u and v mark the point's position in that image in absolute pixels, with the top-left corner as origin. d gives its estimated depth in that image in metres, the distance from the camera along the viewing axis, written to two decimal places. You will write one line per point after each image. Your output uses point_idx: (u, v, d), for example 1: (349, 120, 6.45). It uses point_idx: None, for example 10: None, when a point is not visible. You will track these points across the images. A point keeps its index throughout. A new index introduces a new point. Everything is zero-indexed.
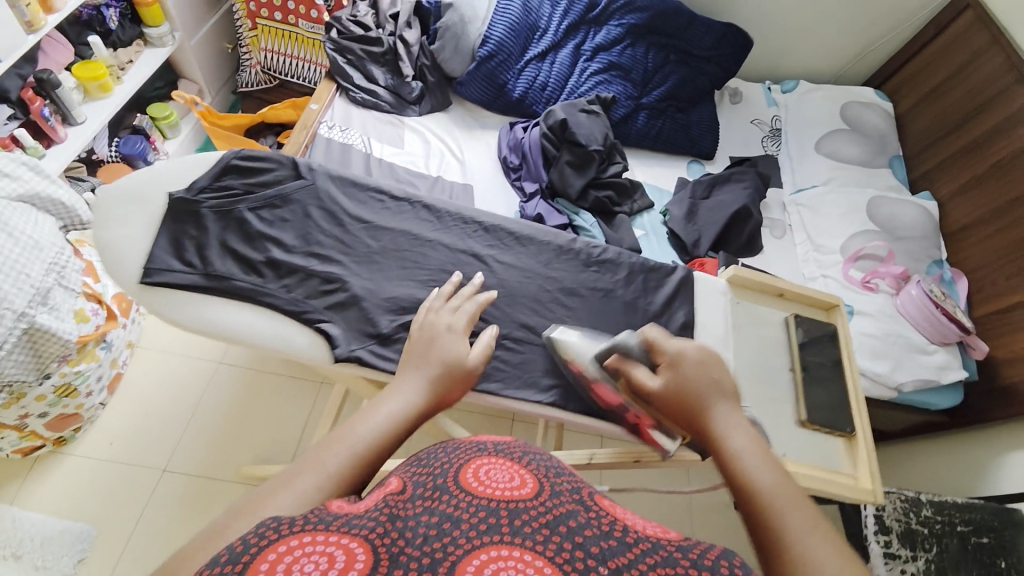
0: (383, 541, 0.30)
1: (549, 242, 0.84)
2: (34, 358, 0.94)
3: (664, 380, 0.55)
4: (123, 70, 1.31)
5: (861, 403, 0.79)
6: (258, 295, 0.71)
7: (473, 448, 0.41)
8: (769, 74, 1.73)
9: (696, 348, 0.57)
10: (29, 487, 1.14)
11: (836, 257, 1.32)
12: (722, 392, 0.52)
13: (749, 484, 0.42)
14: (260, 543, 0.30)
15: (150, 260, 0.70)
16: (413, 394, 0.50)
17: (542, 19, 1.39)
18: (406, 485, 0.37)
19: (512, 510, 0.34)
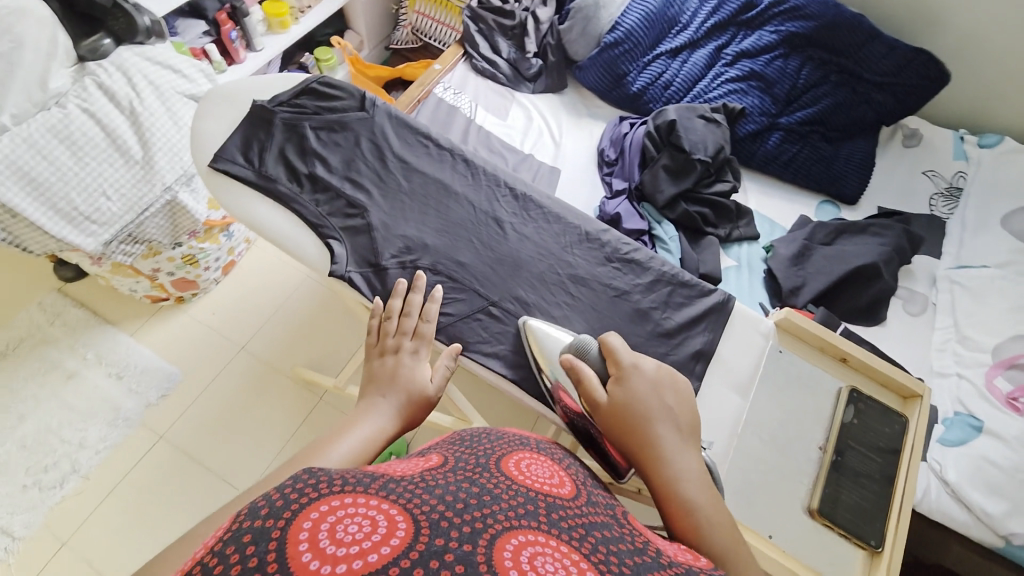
0: (421, 510, 0.30)
1: (575, 226, 0.80)
2: (171, 226, 1.15)
3: (615, 408, 0.53)
4: (302, 13, 1.53)
5: (902, 518, 0.67)
6: (292, 201, 0.76)
7: (514, 443, 0.46)
8: (968, 120, 1.40)
9: (645, 370, 0.57)
10: (148, 326, 1.41)
11: (981, 357, 1.04)
12: (672, 420, 0.52)
13: (709, 538, 0.44)
14: (299, 501, 0.30)
15: (220, 149, 0.77)
16: (369, 425, 0.50)
17: (684, 14, 1.30)
18: (446, 464, 0.39)
19: (548, 504, 0.35)
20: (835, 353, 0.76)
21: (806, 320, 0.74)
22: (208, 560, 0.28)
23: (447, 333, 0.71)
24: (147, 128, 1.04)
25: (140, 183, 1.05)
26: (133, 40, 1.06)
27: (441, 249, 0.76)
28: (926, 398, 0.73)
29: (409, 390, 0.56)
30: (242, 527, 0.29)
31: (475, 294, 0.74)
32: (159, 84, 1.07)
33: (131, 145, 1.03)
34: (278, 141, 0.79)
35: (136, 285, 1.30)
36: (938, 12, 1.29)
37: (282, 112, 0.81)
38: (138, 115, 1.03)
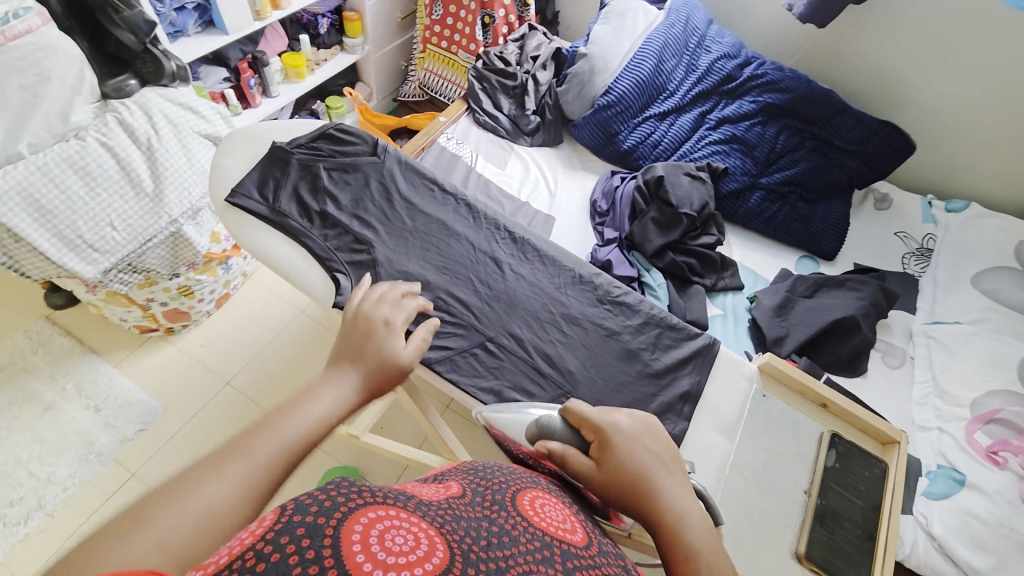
0: (453, 538, 0.31)
1: (570, 269, 0.84)
2: (172, 258, 1.17)
3: (604, 476, 0.51)
4: (318, 65, 1.65)
5: (888, 564, 0.75)
6: (302, 235, 0.79)
7: (527, 481, 0.46)
8: (934, 187, 1.51)
9: (623, 426, 0.56)
10: (133, 358, 1.39)
11: (960, 411, 1.06)
12: (663, 467, 0.53)
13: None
14: (346, 503, 0.30)
15: (238, 186, 0.81)
16: (338, 392, 0.47)
17: (671, 82, 1.40)
18: (466, 493, 0.39)
19: (565, 552, 0.35)
20: (816, 400, 0.87)
21: (784, 364, 0.82)
22: (257, 550, 0.27)
23: (439, 358, 0.73)
24: (161, 163, 1.09)
25: (147, 214, 1.08)
26: (159, 82, 1.13)
27: (442, 285, 0.79)
28: (902, 445, 0.84)
29: (387, 358, 0.54)
30: (293, 519, 0.28)
31: (473, 329, 0.76)
32: (177, 124, 1.12)
33: (143, 178, 1.07)
34: (292, 180, 0.83)
35: (127, 315, 1.30)
36: (899, 91, 1.43)
37: (299, 153, 0.85)
38: (153, 150, 1.08)
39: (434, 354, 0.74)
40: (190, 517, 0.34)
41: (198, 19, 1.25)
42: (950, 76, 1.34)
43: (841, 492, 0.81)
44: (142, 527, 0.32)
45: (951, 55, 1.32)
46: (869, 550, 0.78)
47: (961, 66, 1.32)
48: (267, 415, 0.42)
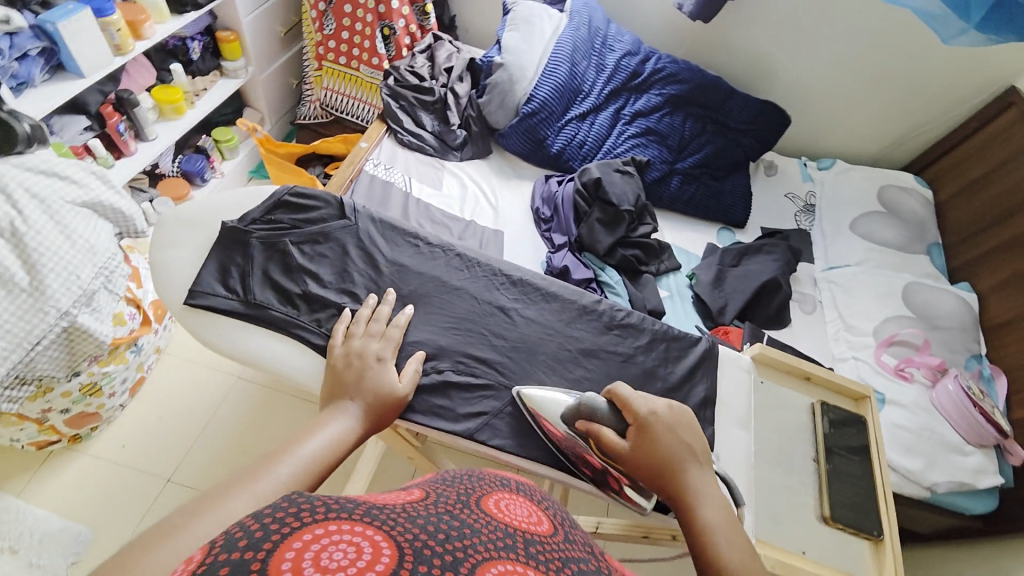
0: (406, 535, 0.28)
1: (573, 302, 0.89)
2: (68, 355, 0.98)
3: (638, 453, 0.62)
4: (197, 96, 1.46)
5: (890, 501, 0.82)
6: (291, 325, 0.79)
7: (496, 483, 0.41)
8: (806, 150, 1.76)
9: (662, 414, 0.65)
10: (39, 480, 1.16)
11: (867, 340, 1.27)
12: (691, 458, 0.61)
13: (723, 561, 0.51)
14: (279, 528, 0.26)
15: (198, 283, 0.79)
16: (339, 427, 0.56)
17: (585, 83, 1.46)
18: (428, 496, 0.35)
19: (526, 539, 0.33)
20: (800, 374, 0.92)
21: (777, 351, 0.90)
22: None
23: (478, 428, 0.76)
24: (33, 249, 0.88)
25: (29, 313, 0.87)
26: (10, 150, 0.91)
27: (460, 349, 0.81)
28: (873, 398, 0.91)
29: (379, 392, 0.63)
30: (217, 559, 0.25)
31: (502, 385, 0.80)
32: (45, 197, 0.91)
33: (14, 272, 0.86)
34: (258, 263, 0.82)
35: (17, 433, 1.07)
36: (769, 72, 1.63)
37: (258, 231, 0.84)
38: (20, 236, 0.87)
39: (471, 423, 0.77)
40: (212, 532, 0.39)
41: (45, 65, 1.09)
42: (806, 56, 1.56)
43: (844, 453, 0.85)
44: (167, 543, 0.37)
45: (805, 38, 1.53)
46: (875, 504, 0.83)
47: (813, 47, 1.54)
48: (275, 450, 0.50)
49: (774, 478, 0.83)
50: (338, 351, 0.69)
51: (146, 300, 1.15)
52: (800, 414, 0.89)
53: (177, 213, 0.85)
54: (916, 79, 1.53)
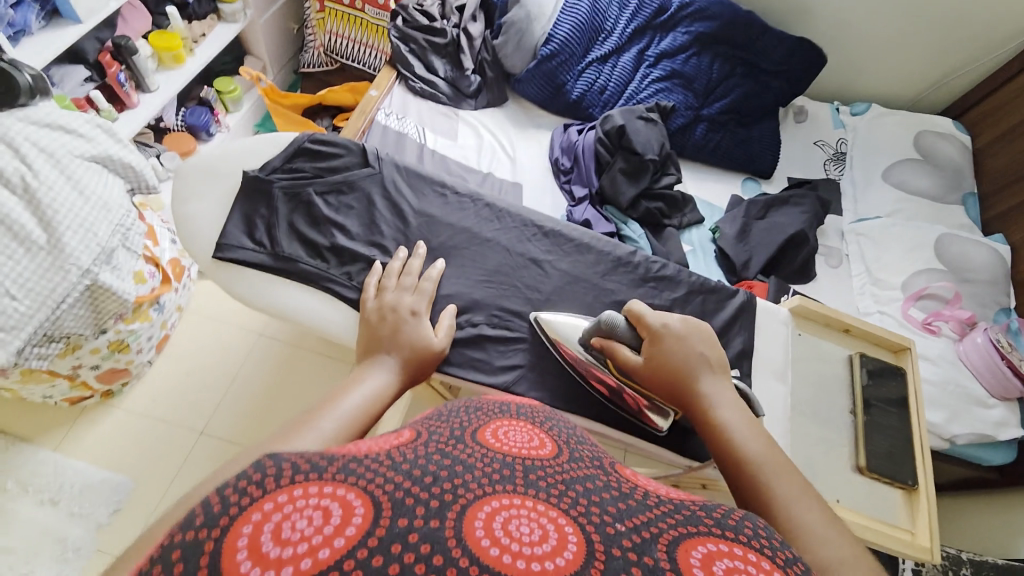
0: (384, 488, 0.27)
1: (608, 254, 0.87)
2: (93, 313, 0.98)
3: (652, 365, 0.63)
4: (196, 43, 1.38)
5: (926, 452, 0.83)
6: (322, 279, 0.77)
7: (495, 410, 0.41)
8: (841, 92, 1.65)
9: (675, 326, 0.65)
10: (75, 434, 1.20)
11: (895, 293, 1.24)
12: (706, 367, 0.61)
13: (746, 455, 0.51)
14: (239, 501, 0.26)
15: (225, 236, 0.78)
16: (377, 380, 0.55)
17: (608, 20, 1.36)
18: (419, 438, 0.35)
19: (526, 467, 0.32)
20: (839, 326, 0.91)
21: (818, 303, 0.88)
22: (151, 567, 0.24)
23: (514, 382, 0.77)
24: (47, 205, 0.86)
25: (49, 272, 0.86)
26: (13, 103, 0.87)
27: (492, 302, 0.80)
28: (912, 349, 0.90)
29: (415, 345, 0.63)
30: (174, 542, 0.25)
31: (537, 339, 0.79)
32: (53, 151, 0.88)
33: (30, 229, 0.85)
34: (284, 215, 0.80)
35: (50, 390, 1.10)
36: (805, 6, 1.50)
37: (281, 181, 0.81)
38: (33, 193, 0.85)
39: (508, 375, 0.77)
40: None
41: (40, 10, 1.03)
42: None
43: (882, 406, 0.85)
44: None
45: None
46: (910, 455, 0.83)
47: None
48: (315, 407, 0.49)
49: (801, 429, 0.83)
50: (371, 305, 0.69)
51: (164, 257, 1.14)
52: (829, 366, 0.88)
53: (200, 162, 0.82)
54: (968, 11, 1.40)
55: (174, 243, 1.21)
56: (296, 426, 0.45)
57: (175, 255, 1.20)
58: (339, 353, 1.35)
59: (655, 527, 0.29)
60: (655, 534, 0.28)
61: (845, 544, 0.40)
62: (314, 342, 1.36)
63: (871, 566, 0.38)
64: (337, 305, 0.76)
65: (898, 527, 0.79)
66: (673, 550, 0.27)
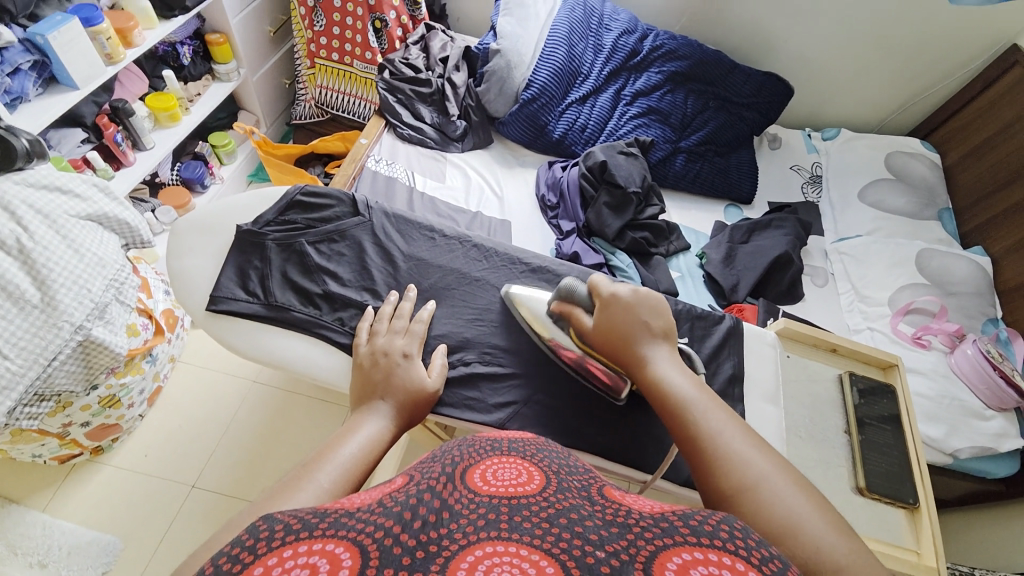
0: (372, 539, 0.28)
1: None
2: (85, 369, 0.98)
3: (600, 329, 0.69)
4: (191, 102, 1.44)
5: (925, 470, 0.82)
6: (314, 325, 0.78)
7: (485, 448, 0.41)
8: (810, 120, 1.73)
9: (624, 296, 0.69)
10: (62, 495, 1.16)
11: (883, 309, 1.26)
12: (647, 333, 0.65)
13: (679, 400, 0.58)
14: (232, 569, 0.27)
15: (218, 289, 0.79)
16: (373, 427, 0.55)
17: (584, 65, 1.44)
18: (411, 483, 0.36)
19: (511, 507, 0.32)
20: (827, 346, 0.92)
21: (803, 325, 0.90)
22: None
23: (509, 418, 0.76)
24: (42, 264, 0.87)
25: (42, 330, 0.86)
26: (10, 166, 0.88)
27: (484, 341, 0.81)
28: (901, 365, 0.91)
29: (409, 388, 0.63)
30: None
31: (530, 374, 0.80)
32: (49, 212, 0.91)
33: (25, 289, 0.85)
34: (277, 265, 0.82)
35: (39, 448, 1.08)
36: (769, 43, 1.59)
37: (274, 233, 0.83)
38: (29, 253, 0.86)
39: (502, 413, 0.77)
40: None
41: (38, 78, 1.08)
42: (808, 25, 1.53)
43: (876, 424, 0.85)
44: None
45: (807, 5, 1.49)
46: (910, 473, 0.83)
47: (814, 16, 1.51)
48: (310, 459, 0.49)
49: (800, 451, 0.82)
50: (364, 351, 0.70)
51: (157, 309, 1.15)
52: (821, 387, 0.89)
53: (193, 217, 0.85)
54: (922, 42, 1.49)
55: (167, 294, 1.22)
56: (294, 479, 0.45)
57: (168, 306, 1.20)
58: (335, 397, 1.34)
59: (634, 548, 0.29)
60: (633, 556, 0.29)
61: (766, 463, 0.49)
62: (309, 387, 1.35)
63: (790, 477, 0.47)
64: (330, 352, 0.77)
65: (907, 549, 0.77)
66: (649, 567, 0.28)
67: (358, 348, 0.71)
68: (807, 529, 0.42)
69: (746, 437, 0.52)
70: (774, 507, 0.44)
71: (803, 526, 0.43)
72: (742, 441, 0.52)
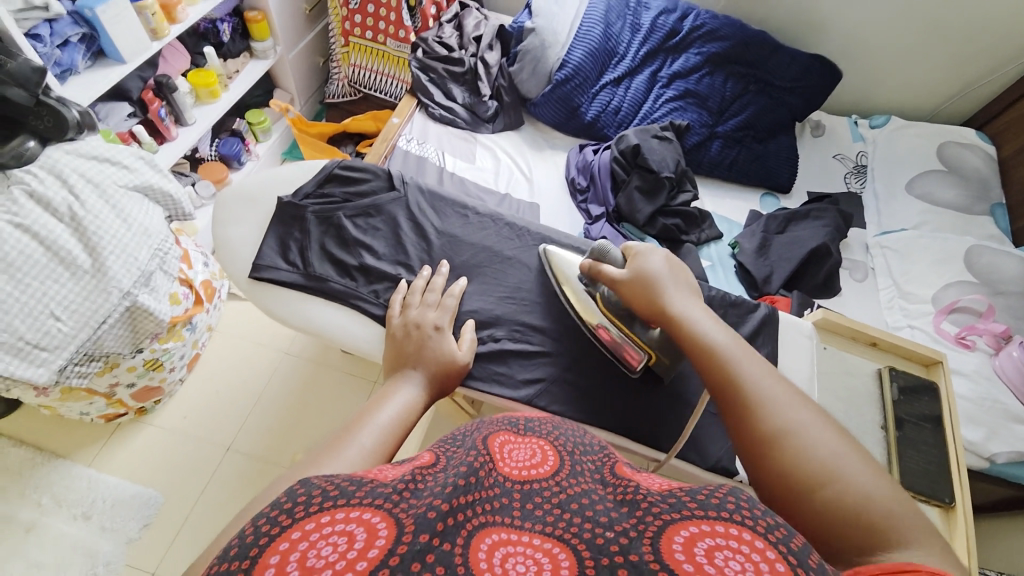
0: (406, 512, 0.29)
1: None
2: (131, 333, 1.03)
3: (632, 285, 0.67)
4: (230, 79, 1.47)
5: (964, 474, 0.79)
6: (350, 296, 0.80)
7: (502, 423, 0.42)
8: (857, 107, 1.65)
9: (658, 255, 0.68)
10: (107, 452, 1.24)
11: (925, 307, 1.21)
12: (679, 289, 0.64)
13: (711, 349, 0.56)
14: (271, 531, 0.28)
15: (260, 258, 0.81)
16: (407, 395, 0.57)
17: (620, 45, 1.41)
18: (437, 462, 0.36)
19: (524, 494, 0.33)
20: (864, 339, 0.90)
21: (842, 317, 0.87)
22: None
23: (533, 396, 0.77)
24: (93, 233, 0.91)
25: (92, 294, 0.91)
26: (61, 137, 0.92)
27: (512, 320, 0.81)
28: (944, 363, 0.87)
29: (440, 360, 0.64)
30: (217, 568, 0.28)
31: (555, 354, 0.80)
32: (99, 182, 0.95)
33: (76, 254, 0.90)
34: (316, 237, 0.84)
35: (88, 406, 1.15)
36: (818, 24, 1.51)
37: (313, 206, 0.85)
38: (80, 220, 0.90)
39: (528, 391, 0.78)
40: None
41: (86, 51, 1.12)
42: (861, 5, 1.44)
43: (912, 422, 0.82)
44: None
45: None
46: (946, 474, 0.80)
47: None
48: (350, 422, 0.50)
49: None
50: (397, 323, 0.71)
51: (197, 279, 1.20)
52: (857, 381, 0.86)
53: (235, 188, 0.88)
54: (988, 23, 1.39)
55: (206, 265, 1.26)
56: (337, 440, 0.47)
57: (206, 277, 1.24)
58: (363, 372, 1.38)
59: (642, 526, 0.30)
60: (641, 532, 0.29)
61: (803, 410, 0.48)
62: (338, 361, 1.39)
63: (828, 423, 0.47)
64: (363, 324, 0.79)
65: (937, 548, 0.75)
66: (657, 543, 0.28)
67: (391, 318, 0.73)
68: (844, 476, 0.42)
69: (781, 384, 0.51)
70: (816, 452, 0.44)
71: (846, 471, 0.43)
72: (779, 389, 0.50)
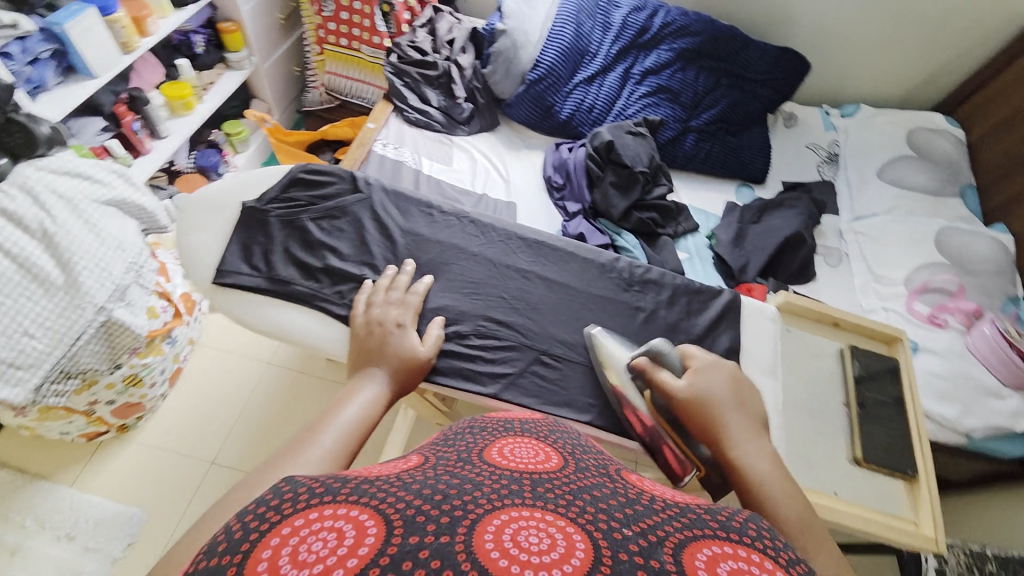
0: (395, 507, 0.28)
1: (593, 260, 0.90)
2: (109, 348, 1.02)
3: (692, 396, 0.66)
4: (206, 90, 1.48)
5: (924, 444, 0.82)
6: (314, 298, 0.81)
7: (500, 429, 0.43)
8: (828, 97, 1.68)
9: (722, 374, 0.69)
10: (90, 471, 1.23)
11: (898, 289, 1.23)
12: (744, 415, 0.64)
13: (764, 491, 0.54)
14: (260, 527, 0.28)
15: (224, 264, 0.82)
16: (370, 392, 0.57)
17: (592, 44, 1.42)
18: (428, 461, 0.37)
19: (533, 481, 0.33)
20: (829, 320, 0.91)
21: (802, 299, 0.89)
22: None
23: (503, 388, 0.78)
24: (65, 248, 0.91)
25: (66, 310, 0.91)
26: (32, 154, 0.94)
27: (481, 315, 0.82)
28: (905, 340, 0.89)
29: (403, 356, 0.65)
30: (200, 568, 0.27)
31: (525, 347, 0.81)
32: (70, 197, 0.94)
33: (48, 270, 0.90)
34: (280, 241, 0.84)
35: (68, 425, 1.14)
36: (786, 17, 1.54)
37: (277, 210, 0.85)
38: (52, 236, 0.90)
39: (499, 385, 0.79)
40: None
41: (57, 68, 1.12)
42: None
43: (878, 400, 0.84)
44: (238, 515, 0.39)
45: None
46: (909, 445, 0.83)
47: None
48: (313, 422, 0.51)
49: (798, 424, 0.83)
50: (360, 322, 0.71)
51: (175, 292, 1.19)
52: (823, 362, 0.88)
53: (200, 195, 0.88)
54: (949, 11, 1.42)
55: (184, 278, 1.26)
56: (298, 442, 0.47)
57: (185, 290, 1.24)
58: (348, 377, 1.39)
59: (663, 534, 0.30)
60: (661, 539, 0.29)
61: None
62: (321, 369, 1.40)
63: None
64: (329, 326, 0.79)
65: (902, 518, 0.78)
66: (678, 553, 0.28)
67: (354, 317, 0.74)
68: None
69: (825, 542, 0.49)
70: None
71: None
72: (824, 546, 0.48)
